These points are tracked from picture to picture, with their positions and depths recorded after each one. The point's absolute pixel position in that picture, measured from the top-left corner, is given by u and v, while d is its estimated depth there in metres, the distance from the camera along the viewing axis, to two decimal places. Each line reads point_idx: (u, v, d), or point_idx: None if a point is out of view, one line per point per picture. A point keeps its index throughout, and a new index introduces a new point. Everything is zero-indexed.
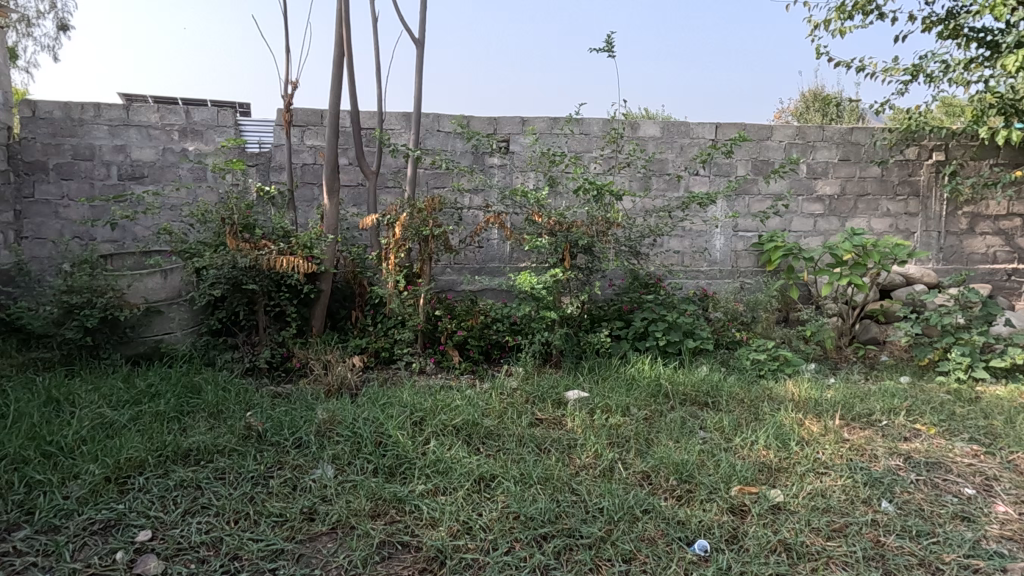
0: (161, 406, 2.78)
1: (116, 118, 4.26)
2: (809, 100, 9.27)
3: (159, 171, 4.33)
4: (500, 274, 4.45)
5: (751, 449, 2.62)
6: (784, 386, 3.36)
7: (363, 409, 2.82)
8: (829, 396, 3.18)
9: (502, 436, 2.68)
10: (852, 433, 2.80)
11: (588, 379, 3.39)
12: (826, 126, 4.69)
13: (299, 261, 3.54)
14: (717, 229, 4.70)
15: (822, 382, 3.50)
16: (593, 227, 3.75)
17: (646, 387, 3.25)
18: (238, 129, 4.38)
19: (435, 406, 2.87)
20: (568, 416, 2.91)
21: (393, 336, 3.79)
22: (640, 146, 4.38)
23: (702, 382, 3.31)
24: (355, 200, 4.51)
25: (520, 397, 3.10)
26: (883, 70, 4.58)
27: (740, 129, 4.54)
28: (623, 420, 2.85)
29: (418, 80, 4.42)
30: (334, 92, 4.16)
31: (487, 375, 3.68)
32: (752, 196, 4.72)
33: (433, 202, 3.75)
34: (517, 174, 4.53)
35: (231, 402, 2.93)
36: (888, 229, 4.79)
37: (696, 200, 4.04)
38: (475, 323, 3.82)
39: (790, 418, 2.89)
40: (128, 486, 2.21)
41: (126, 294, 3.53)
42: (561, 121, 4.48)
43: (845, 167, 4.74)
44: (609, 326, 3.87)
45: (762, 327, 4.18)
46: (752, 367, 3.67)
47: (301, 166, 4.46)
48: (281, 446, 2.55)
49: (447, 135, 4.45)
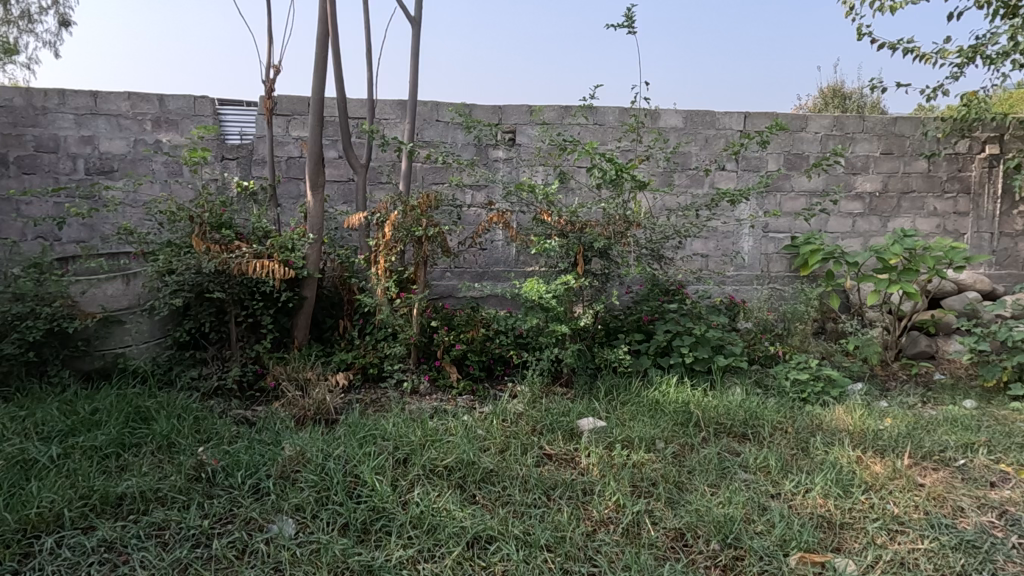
0: (99, 439, 2.35)
1: (82, 106, 3.82)
2: (829, 98, 8.78)
3: (131, 165, 3.90)
4: (504, 279, 4.00)
5: (806, 497, 2.17)
6: (834, 413, 2.89)
7: (337, 444, 2.37)
8: (889, 427, 2.71)
9: (504, 480, 2.23)
10: (925, 475, 2.33)
11: (605, 404, 2.92)
12: (867, 115, 4.20)
13: (274, 265, 3.11)
14: (746, 230, 4.23)
15: (874, 407, 3.03)
16: (610, 227, 3.28)
17: (673, 415, 2.78)
18: (217, 119, 3.96)
19: (425, 440, 2.42)
20: (582, 452, 2.46)
21: (382, 350, 3.35)
22: (660, 137, 3.92)
23: (738, 408, 2.84)
24: (345, 197, 4.07)
25: (525, 427, 2.65)
26: (934, 52, 4.10)
27: (773, 119, 4.07)
28: (648, 458, 2.39)
29: (414, 64, 3.97)
30: (319, 76, 3.71)
31: (489, 397, 3.23)
32: (785, 194, 4.25)
33: (428, 198, 3.30)
34: (523, 169, 4.07)
35: (185, 432, 2.49)
36: (935, 230, 4.31)
37: (727, 198, 3.56)
38: (475, 336, 3.37)
39: (847, 457, 2.43)
40: (34, 551, 1.78)
41: (80, 301, 3.12)
42: (572, 108, 4.02)
43: (888, 162, 4.25)
44: (627, 339, 3.39)
45: (798, 340, 3.72)
46: (792, 389, 3.19)
47: (286, 160, 4.02)
48: (234, 492, 2.11)
49: (446, 126, 4.01)
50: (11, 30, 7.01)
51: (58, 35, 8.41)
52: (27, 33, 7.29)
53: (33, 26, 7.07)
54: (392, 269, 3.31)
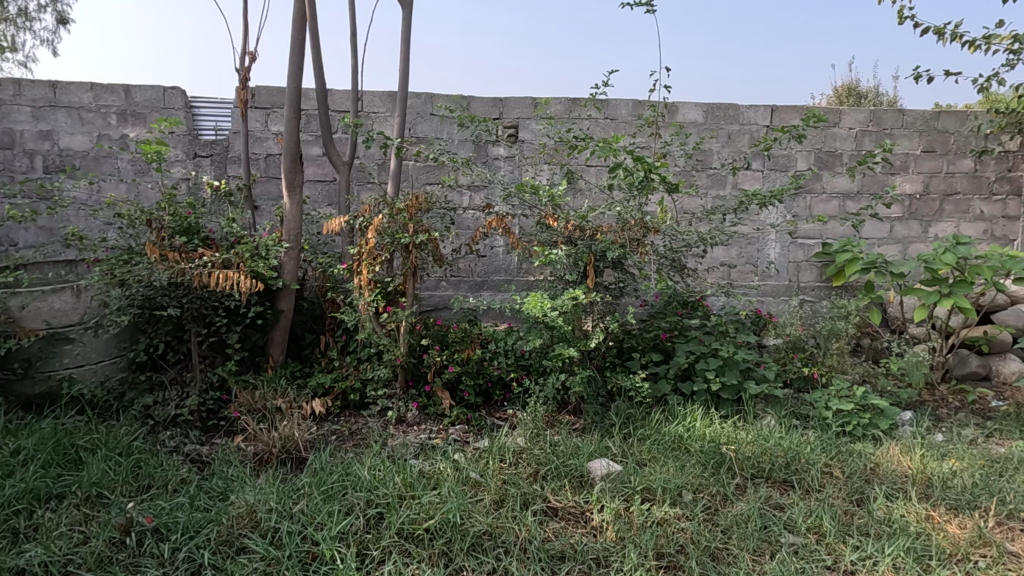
0: (11, 491, 1.93)
1: (40, 97, 3.38)
2: (842, 97, 8.29)
3: (94, 163, 3.46)
4: (504, 290, 3.60)
5: (872, 571, 1.76)
6: (888, 451, 2.47)
7: (299, 499, 1.97)
8: (957, 471, 2.29)
9: (499, 547, 1.83)
10: (1014, 541, 1.93)
11: (620, 441, 2.50)
12: (907, 109, 3.77)
13: (239, 276, 2.67)
14: (773, 236, 3.80)
15: (933, 443, 2.60)
16: (625, 232, 2.86)
17: (701, 455, 2.37)
18: (190, 113, 3.51)
19: (405, 493, 2.01)
20: (595, 506, 2.05)
21: (365, 373, 2.93)
22: (680, 131, 3.49)
23: (778, 447, 2.42)
24: (330, 199, 3.66)
25: (526, 471, 2.24)
26: (984, 38, 3.66)
27: (803, 112, 3.65)
28: (674, 516, 2.00)
29: (405, 51, 3.56)
30: (297, 63, 3.30)
31: (486, 428, 2.81)
32: (816, 196, 3.83)
33: (416, 199, 2.89)
34: (526, 168, 3.66)
35: (121, 480, 2.08)
36: (981, 236, 3.89)
37: (758, 199, 3.14)
38: (471, 356, 2.95)
39: (915, 514, 2.02)
40: None
41: (20, 318, 2.68)
42: (580, 101, 3.60)
43: (931, 160, 3.81)
44: (643, 360, 2.97)
45: (835, 360, 3.29)
46: (834, 420, 2.76)
47: (265, 157, 3.60)
48: (164, 566, 1.70)
49: (441, 120, 3.59)
50: (9, 28, 6.67)
51: (54, 35, 8.03)
52: (27, 33, 6.95)
53: (32, 24, 6.79)
54: (377, 281, 2.90)
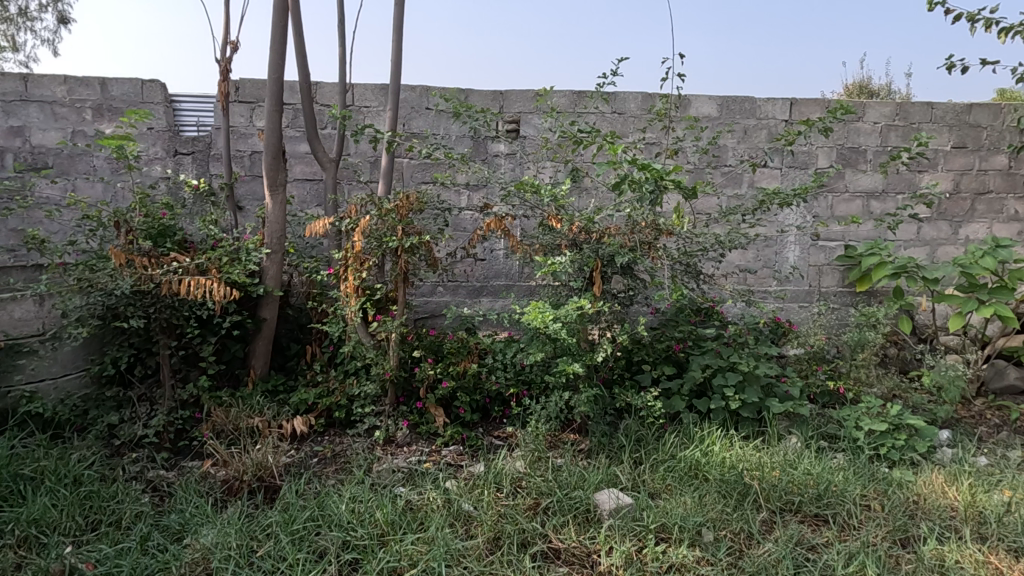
0: None
1: (9, 91, 3.05)
2: (854, 95, 7.97)
3: (68, 161, 3.14)
4: (505, 295, 3.34)
5: None
6: (931, 478, 2.21)
7: (264, 542, 1.73)
8: (1012, 505, 2.03)
9: None
10: None
11: (630, 468, 2.25)
12: (935, 102, 3.50)
13: (212, 283, 2.42)
14: (792, 238, 3.55)
15: (979, 469, 2.34)
16: (635, 235, 2.61)
17: (722, 484, 2.11)
18: (170, 109, 3.23)
19: (387, 534, 1.76)
20: (603, 548, 1.80)
21: (350, 389, 2.68)
22: (694, 126, 3.23)
23: (810, 475, 2.16)
24: (319, 199, 3.41)
25: (526, 504, 1.98)
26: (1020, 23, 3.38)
27: (826, 105, 3.38)
28: (695, 561, 1.74)
29: (398, 40, 3.32)
30: (280, 53, 3.06)
31: (483, 450, 2.56)
32: (838, 195, 3.56)
33: (407, 198, 2.62)
34: (529, 166, 3.41)
35: (64, 517, 1.84)
36: (1016, 237, 3.61)
37: (779, 198, 2.87)
38: (467, 369, 2.70)
39: (970, 559, 1.77)
40: None
41: None
42: (586, 94, 3.35)
43: (961, 157, 3.54)
44: (656, 374, 2.71)
45: (864, 373, 3.03)
46: (867, 441, 2.49)
47: (249, 155, 3.34)
48: None
49: (437, 114, 3.35)
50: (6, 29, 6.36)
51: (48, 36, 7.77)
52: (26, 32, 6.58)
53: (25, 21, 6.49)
54: (363, 288, 2.65)
